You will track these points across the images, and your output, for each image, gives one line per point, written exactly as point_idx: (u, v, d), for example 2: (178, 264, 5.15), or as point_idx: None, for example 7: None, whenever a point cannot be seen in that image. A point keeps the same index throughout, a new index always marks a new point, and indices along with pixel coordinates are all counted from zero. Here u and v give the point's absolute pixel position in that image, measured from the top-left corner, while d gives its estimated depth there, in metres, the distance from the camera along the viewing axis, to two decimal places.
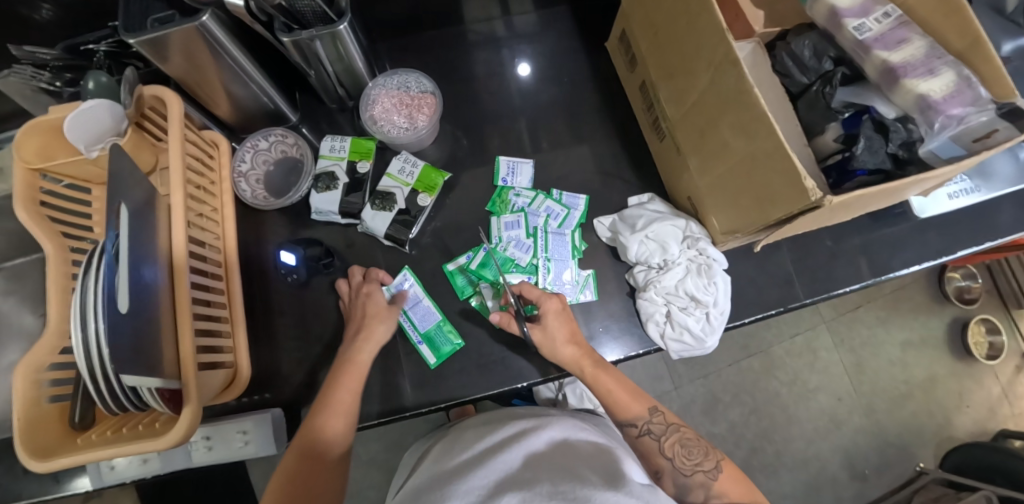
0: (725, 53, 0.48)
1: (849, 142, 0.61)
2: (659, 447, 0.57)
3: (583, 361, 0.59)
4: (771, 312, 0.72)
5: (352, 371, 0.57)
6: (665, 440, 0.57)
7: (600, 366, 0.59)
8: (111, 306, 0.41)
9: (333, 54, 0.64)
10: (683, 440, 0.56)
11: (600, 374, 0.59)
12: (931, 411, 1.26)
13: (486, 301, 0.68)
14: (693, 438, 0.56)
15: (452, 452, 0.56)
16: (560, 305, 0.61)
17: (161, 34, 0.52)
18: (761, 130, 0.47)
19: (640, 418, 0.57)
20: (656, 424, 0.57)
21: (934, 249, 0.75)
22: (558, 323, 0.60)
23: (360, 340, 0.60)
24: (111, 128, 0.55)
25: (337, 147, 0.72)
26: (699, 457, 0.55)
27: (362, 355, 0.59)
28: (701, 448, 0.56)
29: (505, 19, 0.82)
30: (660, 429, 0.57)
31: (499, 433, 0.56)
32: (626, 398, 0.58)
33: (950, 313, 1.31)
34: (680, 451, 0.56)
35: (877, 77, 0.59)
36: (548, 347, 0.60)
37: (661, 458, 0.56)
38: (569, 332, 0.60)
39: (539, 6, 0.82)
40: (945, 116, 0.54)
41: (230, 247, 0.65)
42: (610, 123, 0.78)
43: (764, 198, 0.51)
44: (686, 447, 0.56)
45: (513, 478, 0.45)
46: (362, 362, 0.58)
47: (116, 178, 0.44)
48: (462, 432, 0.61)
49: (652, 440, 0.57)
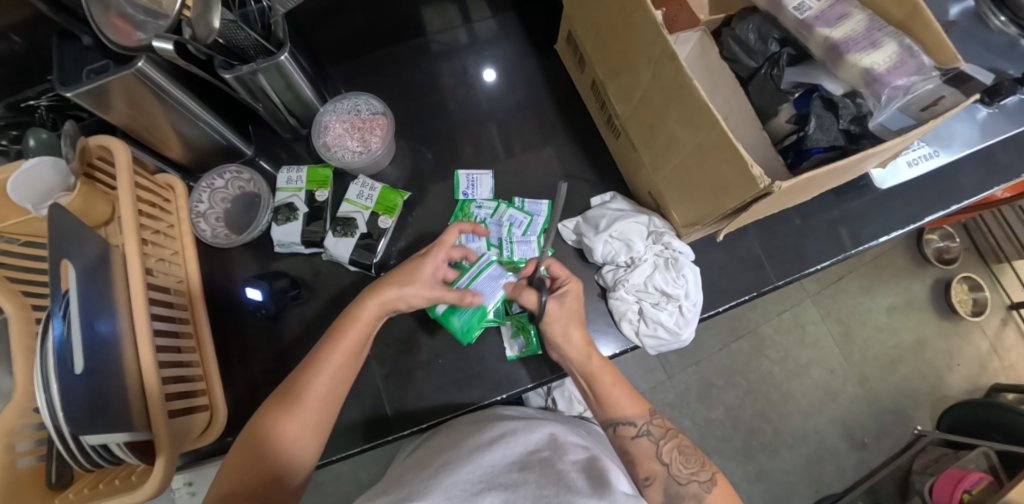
0: (663, 47, 0.48)
1: (802, 122, 0.60)
2: (656, 452, 0.55)
3: (590, 355, 0.58)
4: (745, 297, 0.72)
5: (343, 346, 0.52)
6: (665, 444, 0.55)
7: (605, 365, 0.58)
8: (64, 370, 0.40)
9: (280, 85, 0.63)
10: (680, 447, 0.55)
11: (604, 372, 0.58)
12: (923, 373, 1.27)
13: None
14: (690, 446, 0.55)
15: (438, 451, 0.54)
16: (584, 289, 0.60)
17: (98, 84, 0.52)
18: (706, 121, 0.47)
19: (640, 417, 0.56)
20: (655, 427, 0.56)
21: (901, 218, 0.76)
22: (576, 305, 0.59)
23: (368, 296, 0.54)
24: (59, 184, 0.54)
25: (294, 178, 0.71)
26: (696, 467, 0.54)
27: (367, 311, 0.53)
28: (699, 459, 0.55)
29: (466, 27, 0.82)
30: (660, 433, 0.56)
31: (488, 431, 0.55)
32: (626, 396, 0.57)
33: (932, 274, 1.32)
34: (677, 458, 0.54)
35: (821, 54, 0.59)
36: (568, 322, 0.58)
37: (656, 462, 0.55)
38: (582, 316, 0.59)
39: (495, 12, 0.81)
40: (891, 87, 0.54)
41: (195, 289, 0.64)
42: (569, 124, 0.78)
43: (716, 187, 0.50)
44: (684, 454, 0.55)
45: (499, 478, 0.44)
46: (364, 323, 0.53)
47: (60, 237, 0.43)
48: (456, 429, 0.60)
49: (649, 442, 0.55)
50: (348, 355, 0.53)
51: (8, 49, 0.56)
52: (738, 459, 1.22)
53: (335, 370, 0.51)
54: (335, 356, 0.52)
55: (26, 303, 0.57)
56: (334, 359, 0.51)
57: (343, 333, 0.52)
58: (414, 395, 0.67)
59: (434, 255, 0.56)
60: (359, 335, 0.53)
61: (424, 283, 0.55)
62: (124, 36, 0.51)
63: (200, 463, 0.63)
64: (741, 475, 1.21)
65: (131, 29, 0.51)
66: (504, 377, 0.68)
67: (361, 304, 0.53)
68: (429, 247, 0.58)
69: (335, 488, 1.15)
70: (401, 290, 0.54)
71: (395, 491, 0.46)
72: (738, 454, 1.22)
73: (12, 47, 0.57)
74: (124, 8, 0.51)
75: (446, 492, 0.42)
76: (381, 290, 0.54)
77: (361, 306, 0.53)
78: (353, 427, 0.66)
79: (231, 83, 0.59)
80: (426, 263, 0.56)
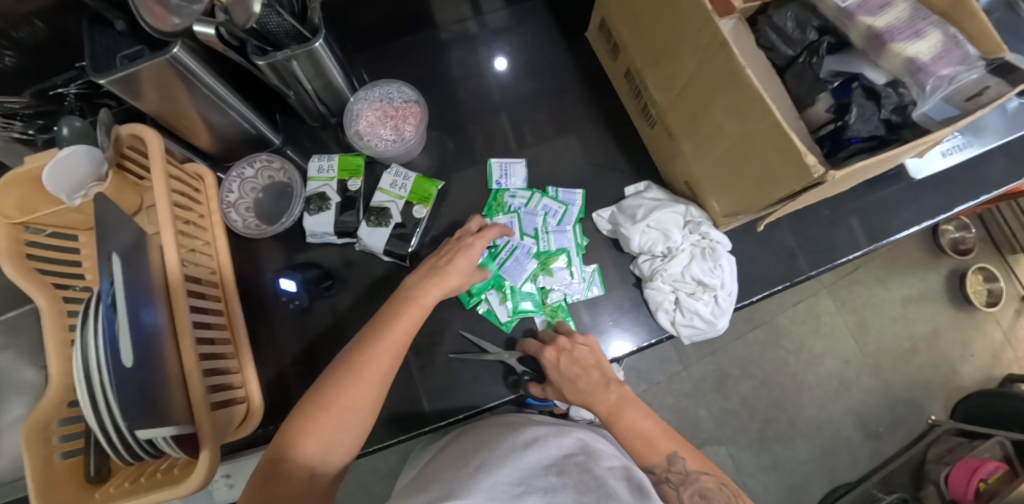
0: (712, 35, 0.47)
1: (841, 112, 0.58)
2: (679, 498, 0.50)
3: (602, 401, 0.58)
4: (778, 287, 0.72)
5: (406, 323, 0.54)
6: (685, 490, 0.51)
7: (621, 406, 0.57)
8: (117, 363, 0.39)
9: (310, 72, 0.62)
10: (702, 491, 0.51)
11: (616, 418, 0.57)
12: (937, 365, 1.28)
13: (494, 308, 0.68)
14: (716, 487, 0.51)
15: (466, 456, 0.53)
16: (555, 356, 0.61)
17: (131, 72, 0.50)
18: (756, 111, 0.46)
19: (659, 465, 0.52)
20: (674, 473, 0.52)
21: (931, 208, 0.75)
22: (559, 373, 0.60)
23: (432, 285, 0.57)
24: (93, 173, 0.53)
25: (325, 167, 0.71)
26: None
27: (428, 296, 0.57)
28: (723, 497, 0.50)
29: (476, 20, 0.81)
30: (680, 478, 0.51)
31: (521, 434, 0.54)
32: (638, 442, 0.54)
33: (947, 265, 1.32)
34: (699, 502, 0.50)
35: (863, 43, 0.57)
36: (567, 388, 0.60)
37: None
38: (574, 378, 0.60)
39: (508, 2, 0.80)
40: (936, 77, 0.52)
41: (227, 280, 0.63)
42: (599, 113, 0.77)
43: (763, 176, 0.50)
44: (707, 498, 0.50)
45: (538, 482, 0.43)
46: (426, 304, 0.56)
47: (102, 227, 0.42)
48: (486, 431, 0.59)
49: (671, 490, 0.51)
50: (403, 338, 0.53)
51: (33, 35, 0.55)
52: (753, 448, 1.23)
53: (399, 345, 0.52)
54: (391, 340, 0.52)
55: (57, 296, 0.57)
56: (398, 336, 0.53)
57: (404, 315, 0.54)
58: (449, 387, 0.66)
59: (475, 247, 0.62)
60: (414, 319, 0.55)
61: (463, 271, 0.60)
62: (161, 20, 0.49)
63: (238, 453, 0.62)
64: (756, 464, 1.22)
65: (167, 13, 0.49)
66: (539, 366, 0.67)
67: (424, 290, 0.57)
68: (463, 239, 0.63)
69: (354, 479, 1.16)
70: (454, 282, 0.59)
71: (432, 491, 0.45)
72: (754, 444, 1.23)
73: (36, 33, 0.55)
74: None
75: (488, 493, 0.41)
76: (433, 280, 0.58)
77: (424, 292, 0.57)
78: (386, 419, 0.65)
79: (263, 70, 0.58)
80: (474, 258, 0.61)
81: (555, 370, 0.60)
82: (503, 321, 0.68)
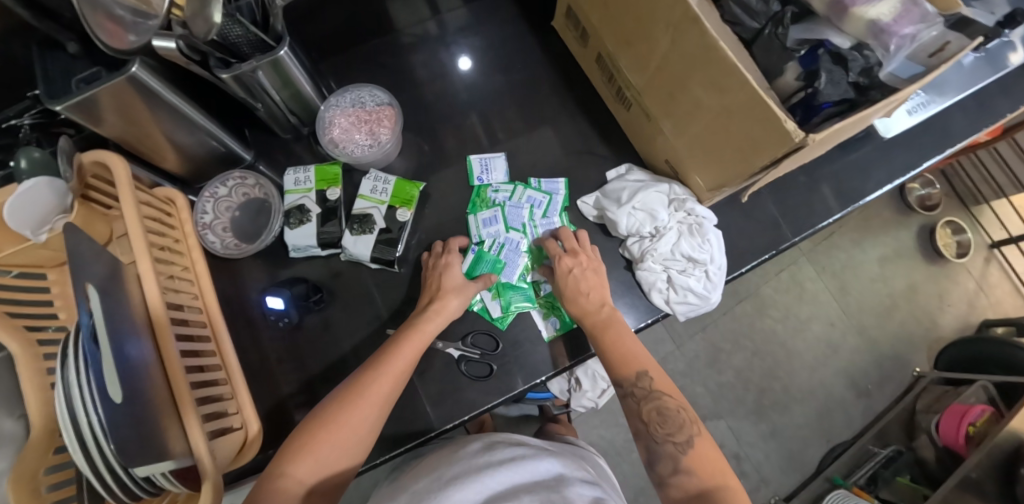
0: (683, 11, 0.47)
1: (810, 79, 0.58)
2: (639, 410, 0.54)
3: (593, 315, 0.61)
4: (765, 257, 0.73)
5: (411, 345, 0.55)
6: (644, 405, 0.54)
7: (608, 323, 0.60)
8: (107, 399, 0.37)
9: (277, 82, 0.60)
10: (661, 409, 0.53)
11: (604, 332, 0.60)
12: (917, 318, 1.32)
13: (488, 305, 0.67)
14: (674, 408, 0.53)
15: (435, 469, 0.53)
16: (567, 265, 0.63)
17: (87, 95, 0.48)
18: (733, 82, 0.46)
19: (626, 380, 0.56)
20: (642, 388, 0.55)
21: (901, 166, 0.78)
22: (580, 275, 0.63)
23: (433, 311, 0.59)
24: (57, 206, 0.51)
25: (302, 179, 0.69)
26: (674, 428, 0.52)
27: (430, 323, 0.58)
28: (681, 420, 0.52)
29: (436, 19, 0.79)
30: (644, 393, 0.54)
31: (500, 451, 0.53)
32: (617, 361, 0.57)
33: (917, 221, 1.37)
34: (656, 419, 0.53)
35: (825, 10, 0.59)
36: (565, 300, 0.62)
37: (638, 421, 0.54)
38: (587, 285, 0.62)
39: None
40: (899, 36, 0.54)
41: (211, 303, 0.61)
42: (573, 101, 0.77)
43: (747, 145, 0.50)
44: (664, 415, 0.53)
45: None
46: (428, 331, 0.57)
47: (76, 258, 0.40)
48: (459, 446, 0.58)
49: (635, 402, 0.55)
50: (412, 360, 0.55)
51: None
52: (752, 418, 1.25)
53: (401, 370, 0.53)
54: (400, 363, 0.53)
55: (31, 339, 0.55)
56: (400, 360, 0.54)
57: (406, 340, 0.56)
58: (453, 390, 0.65)
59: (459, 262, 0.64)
60: (417, 347, 0.56)
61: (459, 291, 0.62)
62: (114, 36, 0.48)
63: (241, 481, 0.61)
64: (756, 433, 1.25)
65: (122, 31, 0.48)
66: (538, 359, 0.67)
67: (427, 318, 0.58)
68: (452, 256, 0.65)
69: None
70: (455, 305, 0.61)
71: None
72: (752, 414, 1.26)
73: None
74: (113, 8, 0.47)
75: None
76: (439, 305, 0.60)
77: (426, 319, 0.58)
78: (391, 430, 0.63)
79: (228, 84, 0.56)
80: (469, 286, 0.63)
81: (564, 276, 0.63)
82: (497, 317, 0.67)
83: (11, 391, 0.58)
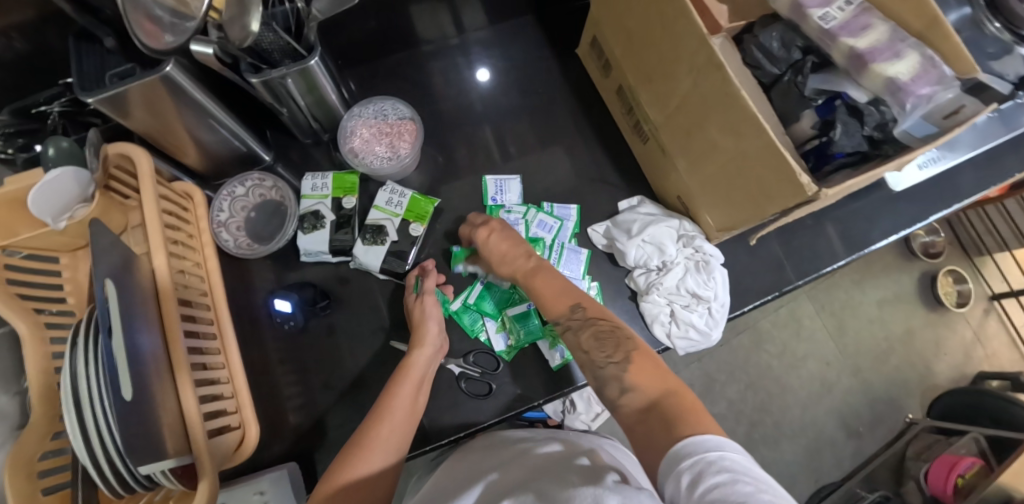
0: (707, 57, 0.48)
1: (825, 128, 0.61)
2: (577, 342, 0.50)
3: (521, 267, 0.59)
4: (768, 297, 0.74)
5: (408, 380, 0.54)
6: (582, 334, 0.50)
7: (535, 272, 0.57)
8: (117, 397, 0.37)
9: (304, 88, 0.61)
10: (597, 333, 0.50)
11: (530, 280, 0.57)
12: (913, 363, 1.33)
13: (492, 337, 0.68)
14: (609, 329, 0.50)
15: (452, 482, 0.51)
16: (489, 231, 0.62)
17: (120, 90, 0.49)
18: (751, 129, 0.47)
19: (562, 315, 0.52)
20: (576, 319, 0.51)
21: (908, 218, 0.78)
22: (497, 242, 0.61)
23: (417, 347, 0.58)
24: (79, 195, 0.52)
25: (319, 185, 0.70)
26: (611, 350, 0.48)
27: (419, 359, 0.56)
28: (617, 340, 0.49)
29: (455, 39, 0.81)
30: (580, 323, 0.51)
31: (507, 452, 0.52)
32: (547, 295, 0.54)
33: (919, 267, 1.38)
34: (594, 346, 0.49)
35: (845, 62, 0.57)
36: (493, 267, 0.61)
37: (580, 353, 0.50)
38: (505, 250, 0.60)
39: (491, 21, 0.81)
40: (915, 96, 0.52)
41: (220, 299, 0.61)
42: (589, 128, 0.78)
43: (758, 192, 0.51)
44: (600, 340, 0.49)
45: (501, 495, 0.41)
46: (419, 366, 0.56)
47: (96, 254, 0.40)
48: (473, 456, 0.56)
49: (572, 335, 0.51)
50: (413, 399, 0.53)
51: (11, 51, 0.54)
52: None
53: (407, 405, 0.51)
54: (399, 405, 0.51)
55: (40, 323, 0.55)
56: (401, 392, 0.52)
57: (402, 380, 0.54)
58: (451, 405, 0.65)
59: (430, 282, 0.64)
60: (416, 383, 0.54)
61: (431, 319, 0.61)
62: (153, 38, 0.48)
63: (233, 480, 0.61)
64: None
65: (160, 31, 0.48)
66: (536, 382, 0.67)
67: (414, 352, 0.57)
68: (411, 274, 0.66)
69: None
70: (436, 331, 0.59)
71: None
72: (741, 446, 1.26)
73: (13, 48, 0.54)
74: (151, 9, 0.48)
75: None
76: (420, 342, 0.58)
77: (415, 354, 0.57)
78: None
79: (257, 87, 0.57)
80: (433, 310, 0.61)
81: (484, 246, 0.62)
82: (501, 348, 0.68)
83: (13, 372, 0.58)
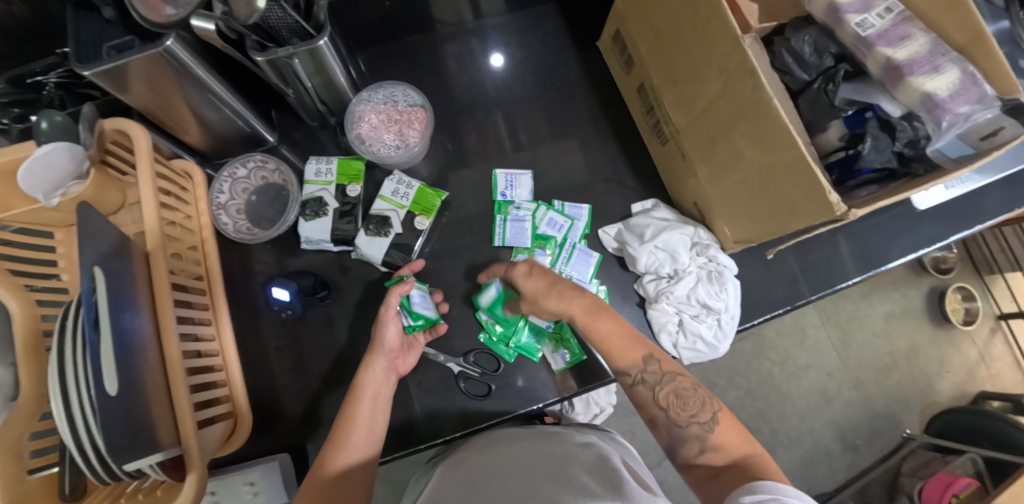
0: (740, 61, 0.45)
1: (854, 141, 0.58)
2: (654, 397, 0.50)
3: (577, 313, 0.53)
4: (779, 311, 0.72)
5: (361, 397, 0.51)
6: (660, 390, 0.50)
7: (596, 316, 0.53)
8: (100, 391, 0.35)
9: (311, 69, 0.59)
10: (678, 390, 0.50)
11: (592, 320, 0.53)
12: (915, 380, 1.31)
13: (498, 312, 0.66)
14: (691, 387, 0.50)
15: (458, 468, 0.51)
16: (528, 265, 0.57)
17: (119, 63, 0.47)
18: (780, 142, 0.45)
19: (635, 366, 0.51)
20: (651, 373, 0.51)
21: (929, 236, 0.76)
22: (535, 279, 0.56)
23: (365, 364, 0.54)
24: (73, 172, 0.50)
25: (323, 171, 0.68)
26: (696, 409, 0.48)
27: (369, 378, 0.53)
28: (699, 398, 0.49)
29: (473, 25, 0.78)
30: (656, 378, 0.50)
31: (517, 444, 0.52)
32: (618, 344, 0.52)
33: (928, 283, 1.35)
34: (675, 402, 0.50)
35: (879, 73, 0.54)
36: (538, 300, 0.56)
37: (656, 407, 0.50)
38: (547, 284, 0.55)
39: (511, 7, 0.77)
40: (953, 114, 0.49)
41: (215, 285, 0.60)
42: (606, 125, 0.75)
43: (783, 208, 0.49)
44: (682, 397, 0.49)
45: (515, 490, 0.41)
46: (370, 386, 0.52)
47: (82, 238, 0.38)
48: (483, 443, 0.56)
49: (646, 390, 0.51)
50: (371, 418, 0.51)
51: (10, 16, 0.51)
52: None
53: (363, 420, 0.50)
54: (357, 431, 0.49)
55: (31, 299, 0.53)
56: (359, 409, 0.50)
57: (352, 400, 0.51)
58: (449, 403, 0.64)
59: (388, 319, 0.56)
60: (370, 399, 0.51)
61: (383, 345, 0.55)
62: (154, 10, 0.47)
63: (225, 468, 0.60)
64: None
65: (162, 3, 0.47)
66: (536, 384, 0.66)
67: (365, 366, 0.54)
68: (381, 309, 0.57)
69: None
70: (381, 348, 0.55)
71: None
72: None
73: (12, 12, 0.51)
74: None
75: None
76: (371, 359, 0.54)
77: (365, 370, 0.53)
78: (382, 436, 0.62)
79: (262, 66, 0.55)
80: (388, 328, 0.56)
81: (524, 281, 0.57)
82: (507, 350, 0.66)
83: None
